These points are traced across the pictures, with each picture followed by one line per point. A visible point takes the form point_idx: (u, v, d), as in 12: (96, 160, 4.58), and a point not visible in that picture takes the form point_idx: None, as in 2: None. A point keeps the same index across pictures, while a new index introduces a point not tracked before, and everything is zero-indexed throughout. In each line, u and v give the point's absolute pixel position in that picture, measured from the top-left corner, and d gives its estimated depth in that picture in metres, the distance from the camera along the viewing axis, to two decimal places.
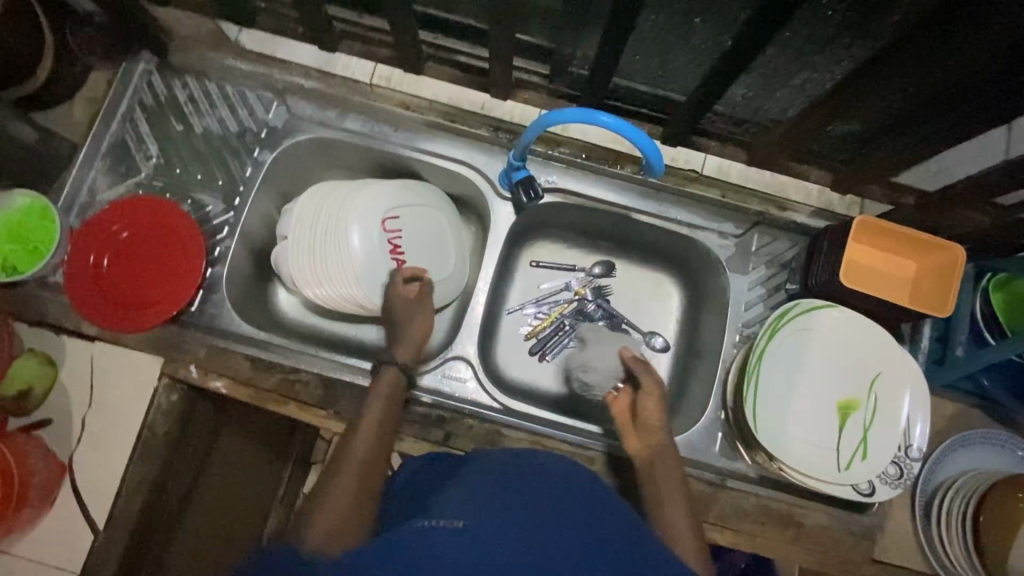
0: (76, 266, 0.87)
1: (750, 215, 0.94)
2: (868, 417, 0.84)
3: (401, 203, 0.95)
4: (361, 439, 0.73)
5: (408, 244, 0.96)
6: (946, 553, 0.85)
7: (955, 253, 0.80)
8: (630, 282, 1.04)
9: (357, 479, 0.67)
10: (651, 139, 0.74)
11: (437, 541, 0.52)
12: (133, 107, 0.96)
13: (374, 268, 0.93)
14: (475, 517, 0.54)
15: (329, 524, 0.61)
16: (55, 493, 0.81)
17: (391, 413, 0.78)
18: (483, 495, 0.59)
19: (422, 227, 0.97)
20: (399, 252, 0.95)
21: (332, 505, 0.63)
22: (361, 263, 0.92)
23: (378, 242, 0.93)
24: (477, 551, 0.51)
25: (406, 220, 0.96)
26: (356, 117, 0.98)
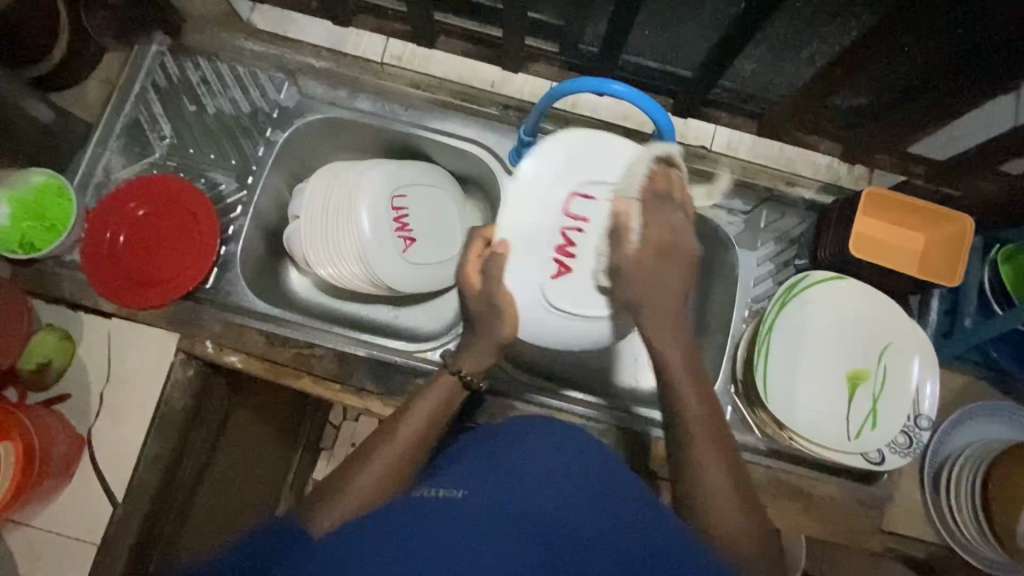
0: (92, 243, 0.88)
1: (759, 191, 0.95)
2: (877, 388, 0.85)
3: (605, 181, 0.73)
4: (398, 441, 0.65)
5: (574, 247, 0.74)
6: (956, 523, 0.85)
7: (964, 224, 0.81)
8: None
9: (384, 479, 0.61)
10: (663, 108, 0.75)
11: (434, 508, 0.49)
12: (146, 88, 0.98)
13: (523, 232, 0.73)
14: (476, 486, 0.52)
15: (340, 512, 0.56)
16: (75, 465, 0.82)
17: (437, 422, 0.69)
18: (488, 465, 0.56)
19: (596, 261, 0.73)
20: (570, 250, 0.74)
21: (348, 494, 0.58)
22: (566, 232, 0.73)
23: (562, 222, 0.73)
24: (472, 517, 0.48)
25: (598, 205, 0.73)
26: (367, 97, 0.99)
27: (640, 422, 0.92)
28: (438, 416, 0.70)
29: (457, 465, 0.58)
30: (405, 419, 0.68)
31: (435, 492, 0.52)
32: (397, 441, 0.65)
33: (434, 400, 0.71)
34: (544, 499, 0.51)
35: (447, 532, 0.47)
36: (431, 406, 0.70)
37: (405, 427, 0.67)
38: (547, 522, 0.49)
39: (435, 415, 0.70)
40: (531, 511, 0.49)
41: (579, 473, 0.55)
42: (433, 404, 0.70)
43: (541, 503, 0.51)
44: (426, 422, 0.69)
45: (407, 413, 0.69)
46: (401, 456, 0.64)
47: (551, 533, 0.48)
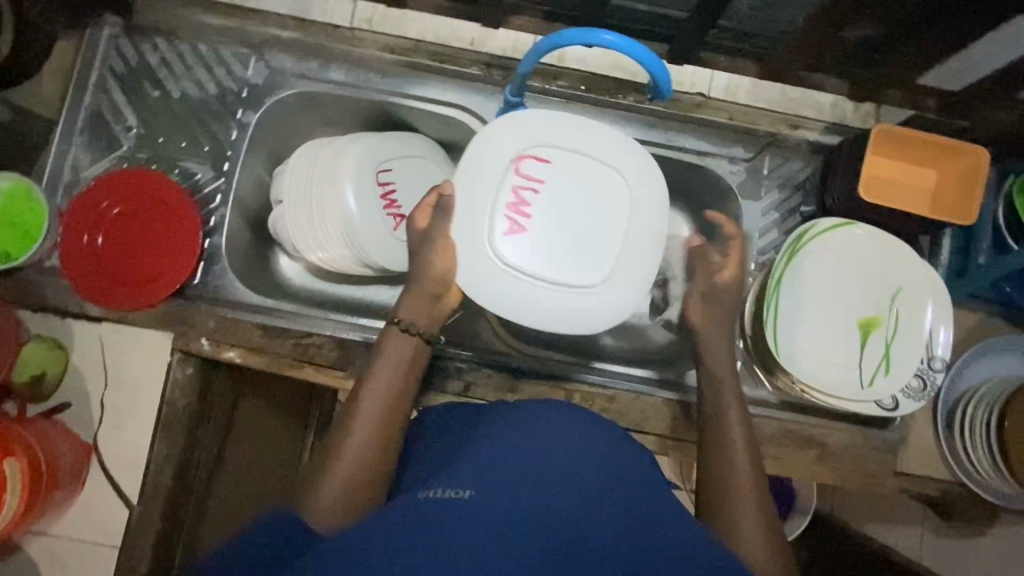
0: (70, 246, 0.85)
1: (761, 137, 0.90)
2: (890, 333, 0.83)
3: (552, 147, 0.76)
4: (366, 413, 0.68)
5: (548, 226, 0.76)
6: (970, 461, 0.85)
7: (978, 156, 0.78)
8: None
9: (362, 448, 0.65)
10: (660, 58, 0.70)
11: (436, 509, 0.47)
12: (104, 76, 0.92)
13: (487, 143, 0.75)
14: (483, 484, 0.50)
15: (329, 497, 0.60)
16: (85, 472, 0.81)
17: (401, 380, 0.72)
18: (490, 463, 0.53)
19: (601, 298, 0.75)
20: (525, 208, 0.74)
21: (331, 480, 0.61)
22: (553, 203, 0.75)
23: (513, 179, 0.74)
24: (488, 523, 0.46)
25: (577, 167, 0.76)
26: (341, 66, 0.93)
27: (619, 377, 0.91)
28: (403, 379, 0.72)
29: (460, 459, 0.56)
30: (368, 390, 0.70)
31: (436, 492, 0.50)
32: (367, 412, 0.68)
33: (393, 360, 0.73)
34: (554, 495, 0.49)
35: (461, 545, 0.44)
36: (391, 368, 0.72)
37: (368, 397, 0.69)
38: (558, 519, 0.47)
39: (395, 379, 0.71)
40: (540, 507, 0.48)
41: (586, 459, 0.53)
42: (392, 365, 0.72)
43: (551, 500, 0.49)
44: (391, 386, 0.71)
45: (371, 372, 0.72)
46: (377, 419, 0.68)
47: (559, 533, 0.46)
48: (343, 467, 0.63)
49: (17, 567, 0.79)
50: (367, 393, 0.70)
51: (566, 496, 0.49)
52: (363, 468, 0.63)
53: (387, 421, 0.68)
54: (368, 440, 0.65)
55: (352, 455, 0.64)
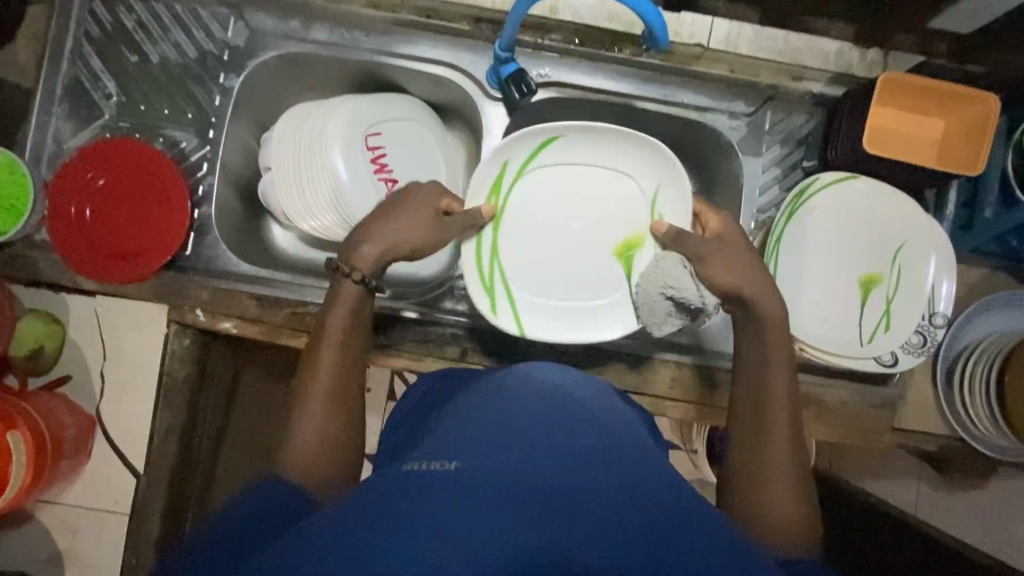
0: (58, 220, 0.84)
1: (762, 90, 0.87)
2: (891, 289, 0.82)
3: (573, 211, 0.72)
4: (326, 364, 0.68)
5: (556, 255, 0.87)
6: (968, 416, 0.84)
7: (987, 104, 0.75)
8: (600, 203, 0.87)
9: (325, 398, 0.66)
10: (654, 5, 0.66)
11: (423, 481, 0.46)
12: (79, 41, 0.88)
13: (492, 172, 0.83)
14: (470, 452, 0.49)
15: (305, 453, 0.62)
16: (90, 443, 0.82)
17: (354, 323, 0.71)
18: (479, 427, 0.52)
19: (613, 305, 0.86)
20: None
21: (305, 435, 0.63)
22: (552, 227, 0.87)
23: None
24: (478, 491, 0.45)
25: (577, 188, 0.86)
26: (324, 25, 0.89)
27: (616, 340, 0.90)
28: (354, 328, 0.71)
29: (452, 424, 0.56)
30: (324, 341, 0.69)
31: (425, 464, 0.49)
32: (325, 363, 0.68)
33: (345, 310, 0.72)
34: (542, 453, 0.48)
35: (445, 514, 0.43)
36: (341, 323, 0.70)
37: (326, 347, 0.69)
38: (549, 485, 0.46)
39: (349, 324, 0.71)
40: (531, 474, 0.46)
41: (570, 417, 0.52)
42: (346, 310, 0.72)
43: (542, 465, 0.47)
44: (343, 338, 0.70)
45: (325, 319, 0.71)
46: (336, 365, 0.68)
47: (552, 499, 0.45)
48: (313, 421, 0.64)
49: (30, 536, 0.81)
50: (322, 348, 0.69)
51: (554, 452, 0.48)
52: (328, 421, 0.65)
53: (345, 371, 0.68)
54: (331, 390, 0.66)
55: (319, 408, 0.65)
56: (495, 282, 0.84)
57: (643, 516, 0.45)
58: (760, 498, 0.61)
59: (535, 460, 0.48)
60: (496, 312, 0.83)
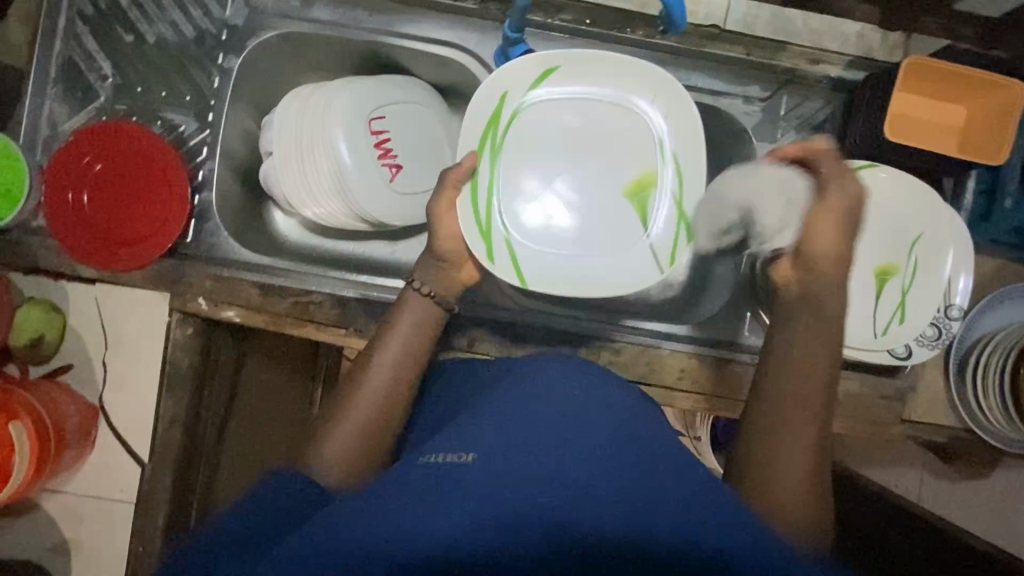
0: (55, 206, 0.81)
1: (779, 73, 0.85)
2: (906, 281, 0.80)
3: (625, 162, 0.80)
4: (379, 370, 0.67)
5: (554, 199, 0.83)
6: (980, 409, 0.84)
7: (1013, 89, 0.72)
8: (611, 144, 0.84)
9: (374, 401, 0.66)
10: None
11: (442, 476, 0.46)
12: (72, 19, 0.85)
13: (492, 99, 0.80)
14: (490, 445, 0.48)
15: (341, 453, 0.62)
16: (94, 432, 0.81)
17: (420, 338, 0.71)
18: (496, 419, 0.51)
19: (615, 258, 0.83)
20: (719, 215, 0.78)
21: (342, 429, 0.63)
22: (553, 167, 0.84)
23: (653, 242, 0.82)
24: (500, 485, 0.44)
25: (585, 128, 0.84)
26: (325, 4, 0.86)
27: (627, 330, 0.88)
28: (420, 341, 0.71)
29: (467, 415, 0.55)
30: (383, 348, 0.69)
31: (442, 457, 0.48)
32: (376, 373, 0.67)
33: (409, 321, 0.72)
34: (563, 442, 0.47)
35: (469, 508, 0.43)
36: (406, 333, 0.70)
37: (385, 356, 0.69)
38: (569, 482, 0.45)
39: (413, 337, 0.71)
40: (552, 471, 0.45)
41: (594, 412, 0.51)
42: (412, 322, 0.72)
43: (562, 461, 0.46)
44: (407, 347, 0.70)
45: (389, 327, 0.71)
46: (394, 370, 0.68)
47: (573, 498, 0.44)
48: (356, 420, 0.64)
49: (37, 523, 0.81)
50: (380, 353, 0.69)
51: (580, 445, 0.47)
52: (372, 419, 0.64)
53: (402, 379, 0.68)
54: (381, 398, 0.66)
55: (366, 412, 0.65)
56: (492, 227, 0.80)
57: (681, 517, 0.44)
58: (770, 489, 0.57)
59: (556, 450, 0.46)
60: (491, 257, 0.79)
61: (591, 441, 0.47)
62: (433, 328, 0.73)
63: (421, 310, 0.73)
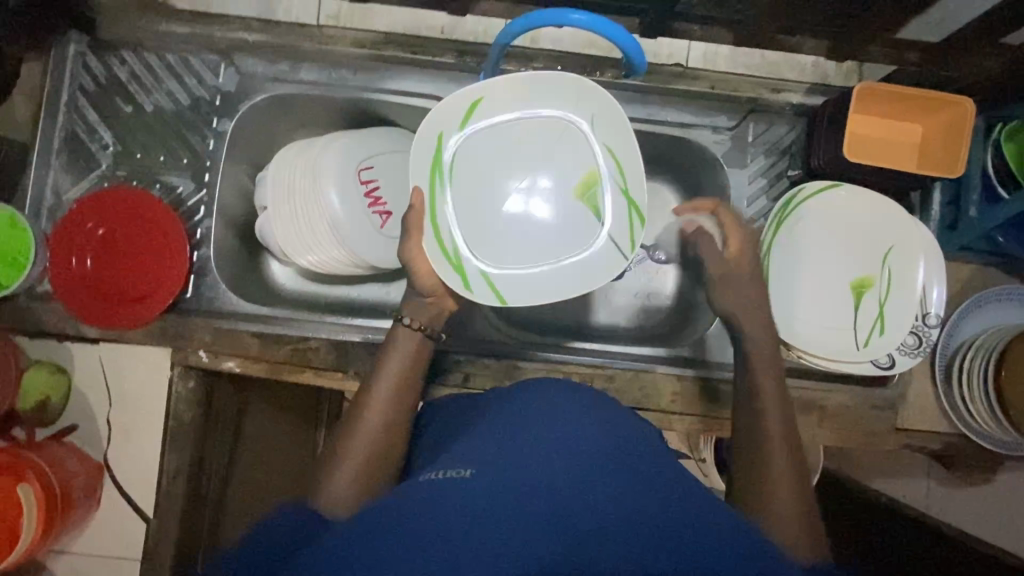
0: (61, 270, 0.85)
1: (743, 103, 0.89)
2: (882, 294, 0.83)
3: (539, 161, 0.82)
4: (376, 406, 0.69)
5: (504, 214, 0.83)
6: (969, 414, 0.85)
7: (962, 107, 0.76)
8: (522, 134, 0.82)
9: (370, 439, 0.67)
10: (628, 32, 0.68)
11: (439, 497, 0.48)
12: (74, 94, 0.91)
13: (428, 148, 0.80)
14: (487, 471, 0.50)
15: (343, 489, 0.62)
16: (99, 490, 0.82)
17: (412, 374, 0.73)
18: (494, 450, 0.54)
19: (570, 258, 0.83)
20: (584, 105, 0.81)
21: (346, 465, 0.64)
22: (491, 183, 0.82)
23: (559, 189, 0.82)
24: (486, 500, 0.48)
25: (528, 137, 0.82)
26: (312, 66, 0.92)
27: (617, 356, 0.91)
28: (413, 375, 0.73)
29: (464, 447, 0.57)
30: (378, 381, 0.72)
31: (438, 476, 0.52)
32: (374, 408, 0.69)
33: (402, 356, 0.74)
34: (551, 462, 0.51)
35: (451, 515, 0.46)
36: (402, 366, 0.73)
37: (380, 389, 0.71)
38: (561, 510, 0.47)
39: (406, 373, 0.73)
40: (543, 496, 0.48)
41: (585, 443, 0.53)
42: (404, 357, 0.74)
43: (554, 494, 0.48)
44: (399, 380, 0.72)
45: (382, 362, 0.73)
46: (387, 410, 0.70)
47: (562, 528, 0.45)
48: (354, 456, 0.65)
49: None
50: (372, 389, 0.71)
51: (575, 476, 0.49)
52: (370, 454, 0.66)
53: (398, 409, 0.70)
54: (376, 434, 0.67)
55: (364, 451, 0.65)
56: (462, 259, 0.81)
57: (652, 521, 0.47)
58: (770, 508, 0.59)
59: (542, 469, 0.50)
60: (470, 290, 0.80)
61: (575, 463, 0.51)
62: (424, 364, 0.75)
63: (409, 344, 0.75)
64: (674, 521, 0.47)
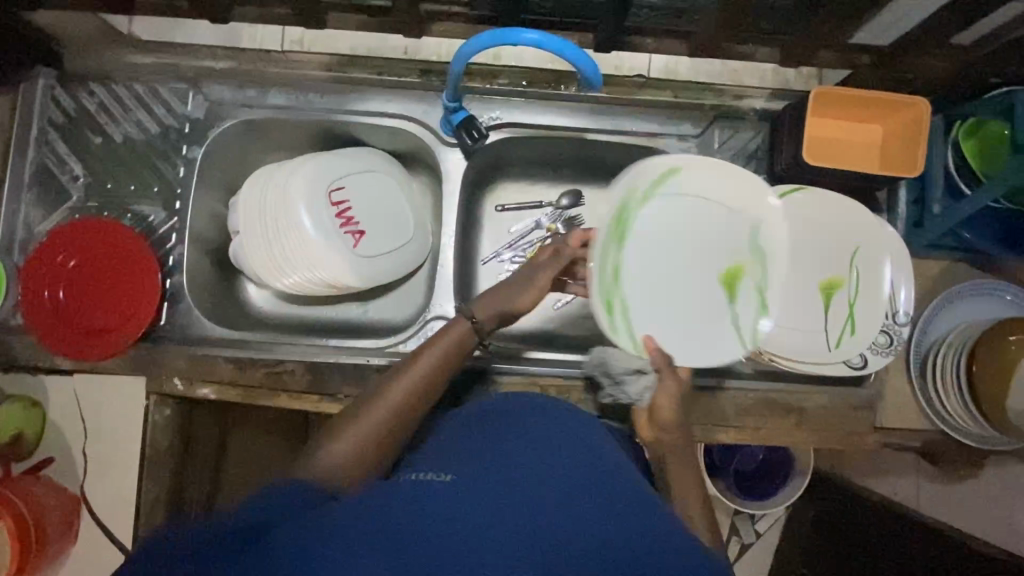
0: (33, 304, 0.85)
1: (706, 111, 0.91)
2: (852, 293, 0.83)
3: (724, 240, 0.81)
4: (403, 382, 0.69)
5: (702, 274, 0.80)
6: (944, 410, 0.85)
7: (918, 107, 0.78)
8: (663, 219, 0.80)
9: (387, 414, 0.66)
10: (580, 48, 0.69)
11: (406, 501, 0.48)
12: (44, 128, 0.91)
13: (613, 208, 0.79)
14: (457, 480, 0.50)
15: (347, 452, 0.62)
16: (76, 524, 0.81)
17: (448, 363, 0.71)
18: (461, 463, 0.54)
19: (728, 334, 0.79)
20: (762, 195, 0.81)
21: (357, 428, 0.63)
22: (622, 264, 0.79)
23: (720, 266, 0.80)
24: (464, 503, 0.48)
25: (664, 225, 0.80)
26: (279, 91, 0.93)
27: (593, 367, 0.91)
28: (450, 362, 0.72)
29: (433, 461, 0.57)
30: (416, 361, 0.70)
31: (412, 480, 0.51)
32: (402, 382, 0.68)
33: (444, 346, 0.72)
34: (515, 479, 0.51)
35: (420, 520, 0.46)
36: (439, 355, 0.71)
37: (416, 367, 0.70)
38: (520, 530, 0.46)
39: (444, 360, 0.71)
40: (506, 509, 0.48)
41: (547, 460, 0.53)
42: (447, 348, 0.72)
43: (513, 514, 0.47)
44: (439, 372, 0.70)
45: (423, 348, 0.72)
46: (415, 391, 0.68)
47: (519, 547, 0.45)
48: (367, 424, 0.64)
49: None
50: (410, 368, 0.70)
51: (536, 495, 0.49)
52: (383, 425, 0.65)
53: (426, 393, 0.69)
54: (397, 407, 0.66)
55: (376, 422, 0.65)
56: (614, 298, 0.78)
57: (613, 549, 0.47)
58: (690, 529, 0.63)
59: (507, 485, 0.50)
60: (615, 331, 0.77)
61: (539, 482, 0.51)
62: (462, 360, 0.73)
63: (458, 336, 0.73)
64: (636, 548, 0.47)
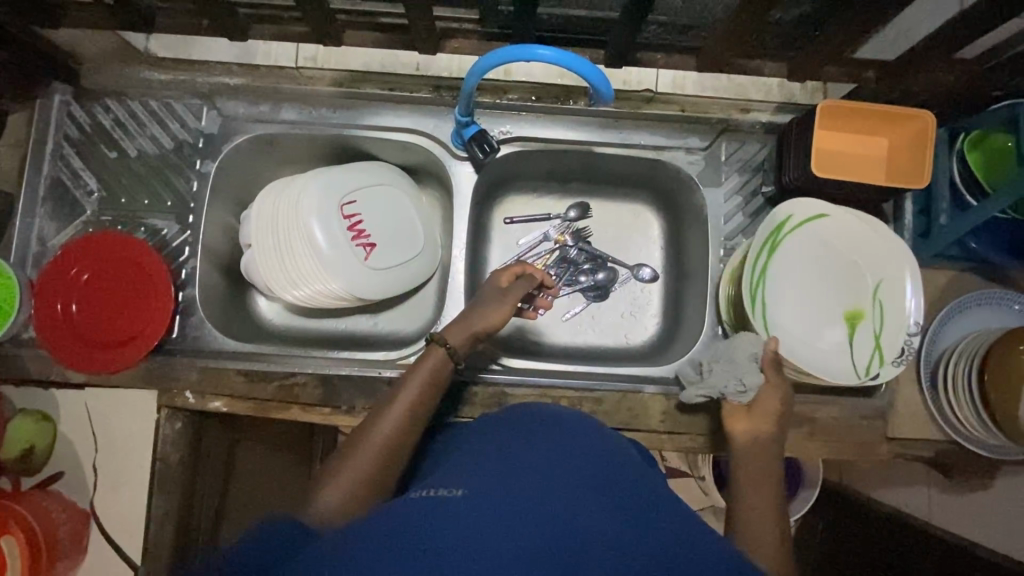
0: (45, 317, 0.85)
1: (714, 124, 0.92)
2: (876, 324, 0.82)
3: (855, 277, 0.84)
4: (386, 419, 0.69)
5: (828, 306, 0.84)
6: (957, 419, 0.85)
7: (925, 119, 0.80)
8: (859, 245, 0.84)
9: (370, 457, 0.65)
10: (594, 63, 0.71)
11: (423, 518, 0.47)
12: (59, 143, 0.92)
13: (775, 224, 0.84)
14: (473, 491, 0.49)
15: (338, 500, 0.61)
16: (84, 538, 0.81)
17: (428, 395, 0.72)
18: (481, 471, 0.53)
19: (835, 363, 0.83)
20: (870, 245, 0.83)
21: (346, 473, 0.63)
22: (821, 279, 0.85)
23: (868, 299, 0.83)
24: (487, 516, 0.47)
25: (853, 252, 0.84)
26: (293, 106, 0.94)
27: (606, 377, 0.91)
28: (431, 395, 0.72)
29: (449, 473, 0.56)
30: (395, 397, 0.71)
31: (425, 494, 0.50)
32: (385, 420, 0.68)
33: (421, 378, 0.73)
34: (536, 490, 0.50)
35: (439, 534, 0.45)
36: (418, 390, 0.71)
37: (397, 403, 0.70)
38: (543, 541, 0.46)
39: (424, 392, 0.72)
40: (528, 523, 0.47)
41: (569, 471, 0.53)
42: (426, 381, 0.73)
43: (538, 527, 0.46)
44: (420, 401, 0.71)
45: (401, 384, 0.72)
46: (396, 432, 0.68)
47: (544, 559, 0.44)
48: (356, 470, 0.63)
49: None
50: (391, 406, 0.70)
51: (558, 505, 0.49)
52: (373, 466, 0.64)
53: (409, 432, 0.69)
54: (382, 445, 0.66)
55: (365, 467, 0.64)
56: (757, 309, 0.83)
57: (638, 558, 0.46)
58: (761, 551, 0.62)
59: (529, 497, 0.49)
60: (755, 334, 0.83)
61: (560, 493, 0.50)
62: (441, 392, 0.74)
63: (433, 364, 0.74)
64: (661, 561, 0.46)
